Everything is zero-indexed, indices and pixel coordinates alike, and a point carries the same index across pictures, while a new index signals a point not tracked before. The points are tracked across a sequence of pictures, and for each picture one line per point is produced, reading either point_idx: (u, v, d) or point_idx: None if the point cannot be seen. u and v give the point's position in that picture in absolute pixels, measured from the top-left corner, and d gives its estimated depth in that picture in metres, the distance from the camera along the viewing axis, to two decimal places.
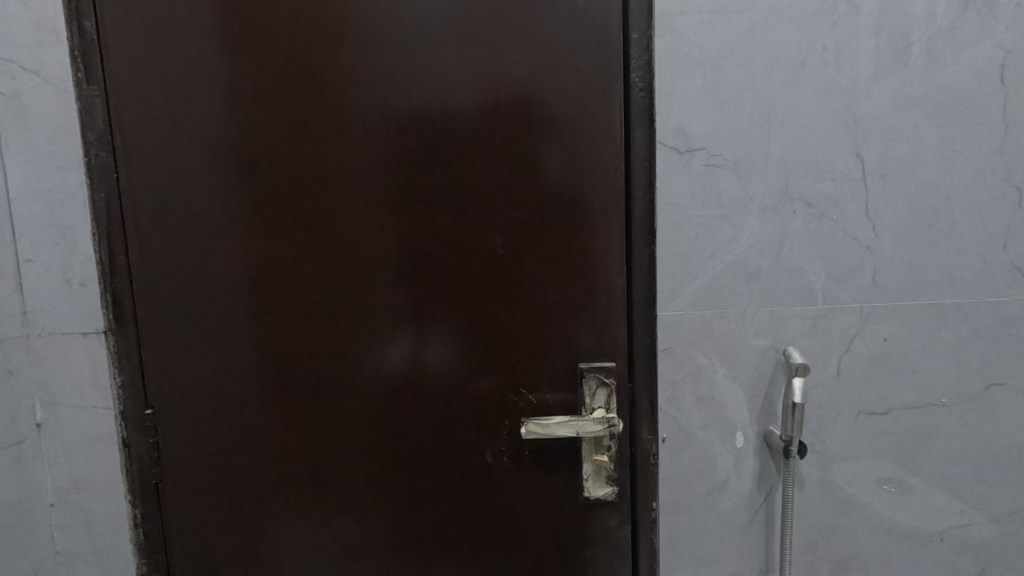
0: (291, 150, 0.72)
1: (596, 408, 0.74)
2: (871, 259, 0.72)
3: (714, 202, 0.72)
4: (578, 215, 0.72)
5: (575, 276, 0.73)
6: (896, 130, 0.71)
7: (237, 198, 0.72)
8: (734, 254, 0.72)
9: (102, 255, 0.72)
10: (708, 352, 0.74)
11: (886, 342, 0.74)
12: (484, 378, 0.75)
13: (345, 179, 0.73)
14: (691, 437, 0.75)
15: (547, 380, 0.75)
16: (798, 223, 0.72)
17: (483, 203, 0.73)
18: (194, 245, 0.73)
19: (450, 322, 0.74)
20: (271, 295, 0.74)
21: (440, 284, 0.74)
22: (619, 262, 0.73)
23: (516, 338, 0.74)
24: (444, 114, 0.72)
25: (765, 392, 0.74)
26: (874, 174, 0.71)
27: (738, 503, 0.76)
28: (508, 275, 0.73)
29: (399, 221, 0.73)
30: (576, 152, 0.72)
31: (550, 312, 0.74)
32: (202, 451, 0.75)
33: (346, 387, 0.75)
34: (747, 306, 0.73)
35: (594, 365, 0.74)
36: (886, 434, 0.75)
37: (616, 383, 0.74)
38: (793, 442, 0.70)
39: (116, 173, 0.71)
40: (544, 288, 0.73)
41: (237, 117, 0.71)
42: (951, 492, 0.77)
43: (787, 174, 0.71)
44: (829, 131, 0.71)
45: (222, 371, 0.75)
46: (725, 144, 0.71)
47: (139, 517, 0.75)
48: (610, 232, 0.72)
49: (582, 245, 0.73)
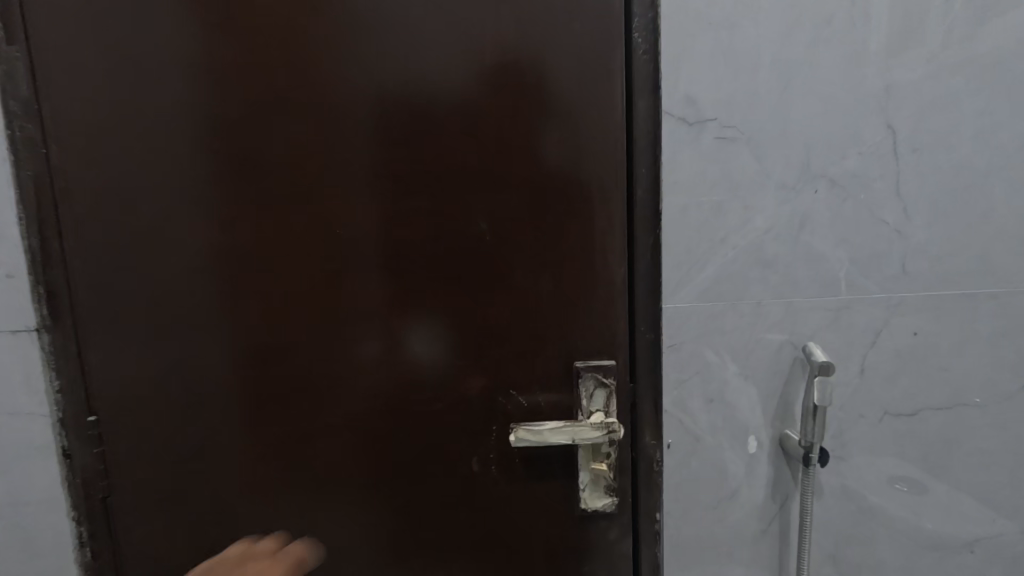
0: (248, 121, 0.63)
1: (595, 411, 0.66)
2: (900, 245, 0.65)
3: (725, 180, 0.64)
4: (575, 196, 0.64)
5: (571, 264, 0.65)
6: (932, 99, 0.63)
7: (187, 178, 0.64)
8: (748, 239, 0.65)
9: (32, 242, 0.64)
10: (718, 349, 0.66)
11: (915, 336, 0.66)
12: (472, 379, 0.67)
13: (313, 156, 0.64)
14: (698, 442, 0.68)
15: (541, 380, 0.67)
16: (821, 205, 0.64)
17: (469, 182, 0.64)
18: (139, 232, 0.64)
19: (433, 316, 0.67)
20: (229, 288, 0.66)
21: (420, 274, 0.66)
22: (621, 249, 0.65)
23: (505, 334, 0.67)
24: (423, 81, 0.63)
25: (781, 392, 0.67)
26: (907, 148, 0.64)
27: (751, 514, 0.69)
28: (497, 264, 0.66)
29: (374, 204, 0.65)
30: (573, 124, 0.63)
31: (544, 306, 0.66)
32: (155, 462, 0.68)
33: (318, 389, 0.68)
34: (763, 298, 0.65)
35: (592, 363, 0.66)
36: (913, 436, 0.69)
37: (615, 384, 0.66)
38: (814, 449, 0.63)
39: (45, 149, 0.63)
40: (538, 278, 0.66)
41: (186, 85, 0.62)
42: (983, 498, 0.70)
43: (809, 148, 0.64)
44: (857, 100, 0.63)
45: (175, 374, 0.67)
46: (740, 115, 0.63)
47: (86, 535, 0.67)
48: (609, 215, 0.65)
49: (579, 230, 0.65)
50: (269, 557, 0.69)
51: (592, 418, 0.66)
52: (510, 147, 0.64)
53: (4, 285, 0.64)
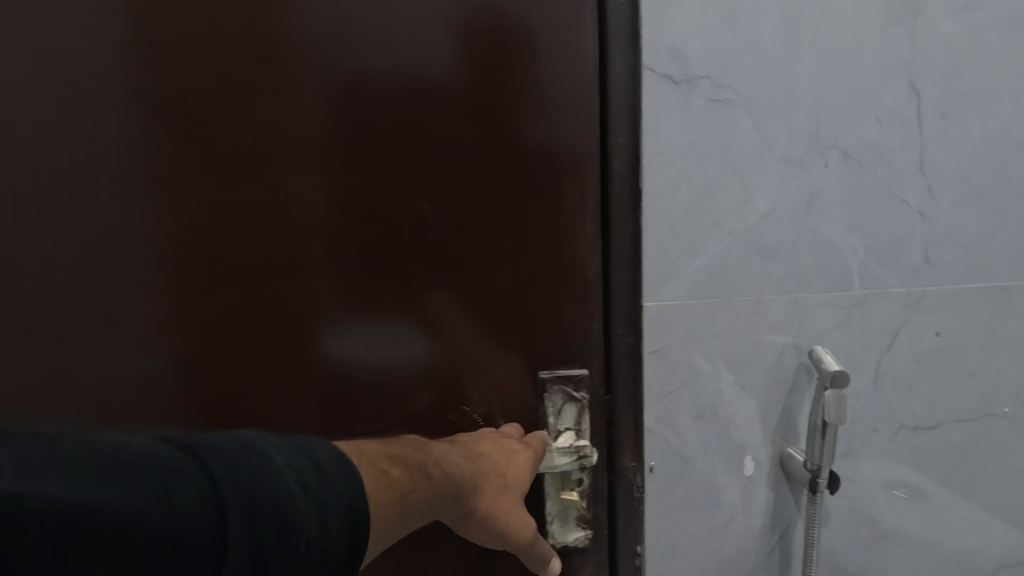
0: (106, 71, 0.47)
1: (564, 431, 0.55)
2: (923, 230, 0.55)
3: (719, 152, 0.53)
4: (542, 172, 0.52)
5: (537, 254, 0.53)
6: (964, 53, 0.53)
7: (27, 147, 0.48)
8: (745, 223, 0.54)
9: None
10: (710, 355, 0.56)
11: (938, 337, 0.57)
12: (418, 398, 0.55)
13: (200, 119, 0.49)
14: (686, 465, 0.57)
15: (501, 397, 0.55)
16: (832, 181, 0.54)
17: (410, 154, 0.50)
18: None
19: (368, 321, 0.53)
20: (91, 293, 0.50)
21: (347, 269, 0.52)
22: (594, 236, 0.53)
23: (459, 343, 0.54)
24: (342, 21, 0.48)
25: (783, 405, 0.57)
26: (934, 114, 0.53)
27: (747, 545, 0.59)
28: (448, 257, 0.52)
29: (287, 182, 0.50)
30: (537, 81, 0.50)
31: (506, 308, 0.54)
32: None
33: (218, 420, 0.53)
34: (764, 294, 0.55)
35: (559, 374, 0.54)
36: (933, 453, 0.59)
37: (588, 397, 0.55)
38: (822, 474, 0.54)
39: None
40: (500, 274, 0.53)
41: (15, 21, 0.46)
42: (1009, 520, 0.61)
43: (819, 114, 0.53)
44: (875, 55, 0.52)
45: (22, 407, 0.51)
46: (737, 72, 0.52)
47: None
48: (581, 193, 0.52)
49: (545, 212, 0.52)
50: (524, 447, 0.52)
51: (560, 441, 0.55)
52: (461, 109, 0.50)
53: None
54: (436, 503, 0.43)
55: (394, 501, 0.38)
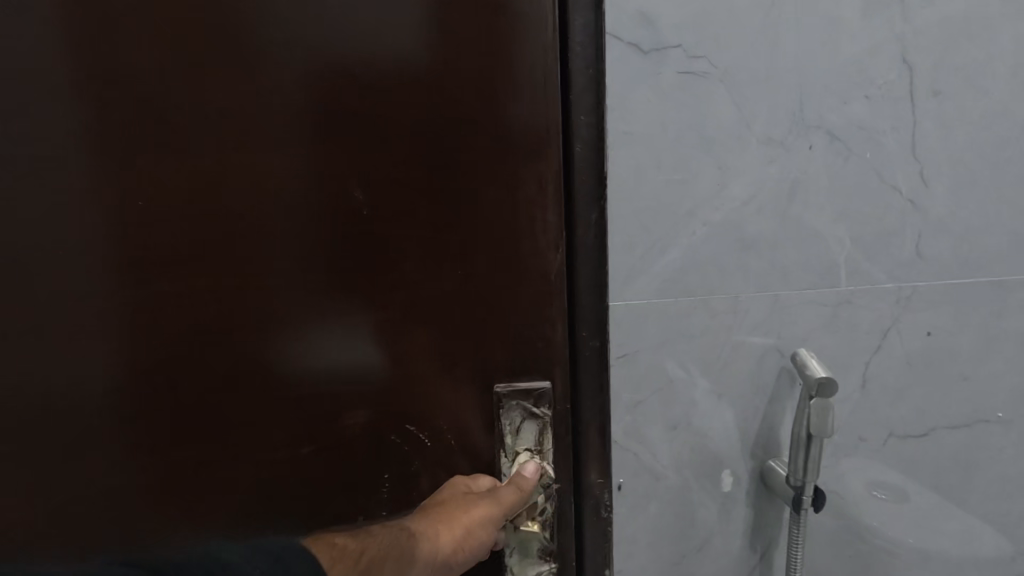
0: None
1: (523, 452, 0.47)
2: (915, 220, 0.50)
3: (693, 131, 0.47)
4: (495, 151, 0.43)
5: (490, 246, 0.45)
6: (961, 23, 0.47)
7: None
8: (722, 212, 0.48)
9: None
10: (683, 359, 0.50)
11: (929, 338, 0.52)
12: (349, 421, 0.46)
13: (61, 79, 0.39)
14: (658, 481, 0.52)
15: (450, 418, 0.47)
16: (816, 165, 0.48)
17: (333, 126, 0.41)
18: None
19: (286, 329, 0.44)
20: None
21: (258, 268, 0.42)
22: (555, 226, 0.45)
23: (398, 354, 0.45)
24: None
25: (763, 413, 0.52)
26: (926, 90, 0.48)
27: (725, 567, 0.54)
28: (382, 252, 0.44)
29: (178, 161, 0.40)
30: (488, 39, 0.42)
31: (454, 313, 0.45)
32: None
33: (102, 449, 0.44)
34: (742, 291, 0.49)
35: (518, 387, 0.47)
36: (924, 462, 0.54)
37: (549, 414, 0.48)
38: (807, 491, 0.48)
39: None
40: (445, 272, 0.45)
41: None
42: (1003, 532, 0.57)
43: (802, 89, 0.47)
44: (864, 23, 0.47)
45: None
46: (714, 39, 0.46)
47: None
48: (539, 176, 0.44)
49: (498, 198, 0.44)
50: (466, 479, 0.47)
51: (518, 464, 0.47)
52: (395, 72, 0.41)
53: None
54: (393, 548, 0.38)
55: (353, 555, 0.36)
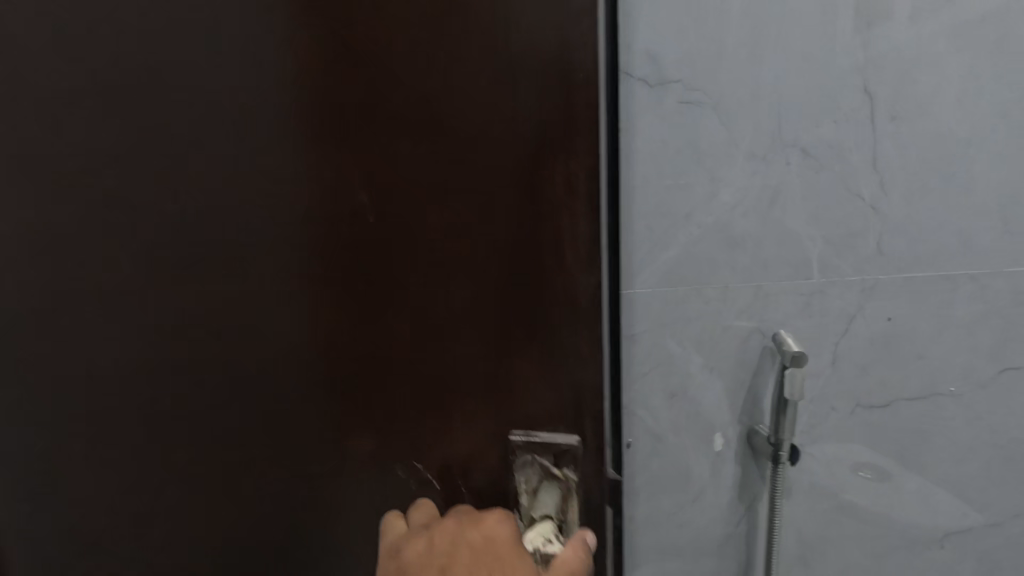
0: (81, 54, 0.47)
1: (541, 517, 0.51)
2: (876, 223, 0.59)
3: (689, 151, 0.57)
4: (525, 169, 0.44)
5: (517, 259, 0.46)
6: (913, 58, 0.57)
7: (13, 134, 0.49)
8: (715, 216, 0.58)
9: None
10: (682, 338, 0.60)
11: (890, 322, 0.61)
12: (393, 426, 0.50)
13: (167, 110, 0.47)
14: (661, 442, 0.62)
15: (478, 423, 0.50)
16: (794, 178, 0.58)
17: (376, 156, 0.45)
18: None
19: (331, 332, 0.49)
20: (73, 286, 0.51)
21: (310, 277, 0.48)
22: (577, 239, 0.46)
23: (436, 366, 0.49)
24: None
25: (748, 384, 0.61)
26: (885, 116, 0.58)
27: (717, 518, 0.64)
28: (422, 266, 0.47)
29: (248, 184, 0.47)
30: (519, 62, 0.43)
31: (487, 327, 0.48)
32: (18, 497, 0.56)
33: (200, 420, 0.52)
34: (731, 281, 0.59)
35: (536, 441, 0.50)
36: (886, 429, 0.64)
37: (569, 479, 0.51)
38: (784, 447, 0.58)
39: None
40: (476, 284, 0.47)
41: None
42: (956, 492, 0.66)
43: (781, 114, 0.57)
44: (833, 58, 0.57)
45: (25, 393, 0.53)
46: (707, 73, 0.55)
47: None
48: (563, 191, 0.45)
49: (524, 214, 0.45)
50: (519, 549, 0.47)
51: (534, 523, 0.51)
52: (432, 99, 0.44)
53: None
54: None
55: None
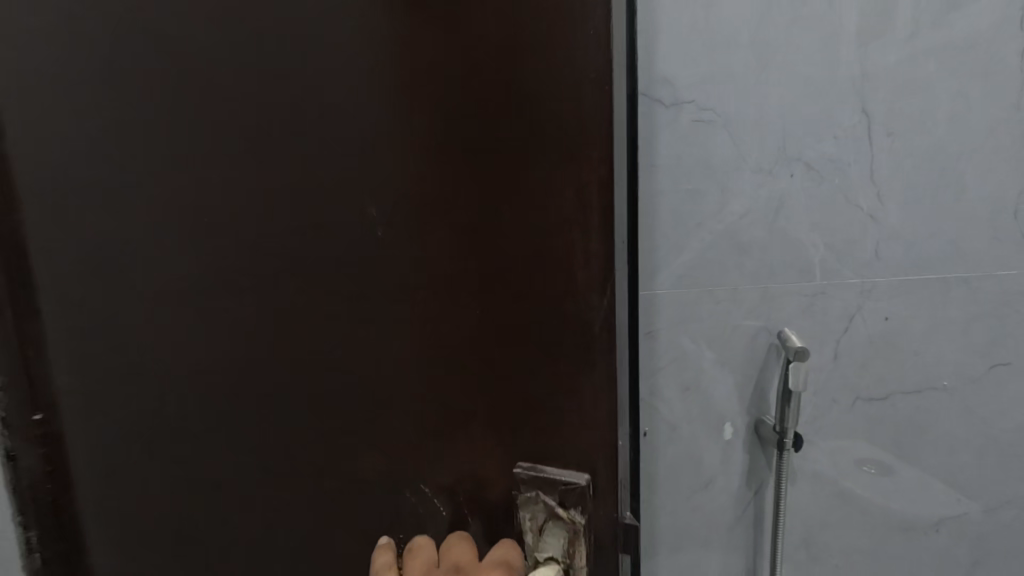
0: (162, 80, 0.52)
1: (547, 560, 0.53)
2: (874, 230, 0.65)
3: (701, 165, 0.62)
4: (540, 194, 0.48)
5: (533, 273, 0.50)
6: (907, 81, 0.63)
7: (94, 149, 0.54)
8: (725, 223, 0.64)
9: None
10: (694, 336, 0.65)
11: (887, 321, 0.67)
12: (419, 437, 0.55)
13: (230, 131, 0.52)
14: (675, 431, 0.67)
15: (494, 424, 0.53)
16: (798, 188, 0.64)
17: (407, 175, 0.50)
18: (48, 217, 0.56)
19: (363, 334, 0.54)
20: (146, 287, 0.56)
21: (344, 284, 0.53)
22: (590, 254, 0.49)
23: (458, 382, 0.53)
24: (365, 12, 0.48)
25: (756, 378, 0.67)
26: (882, 132, 0.63)
27: (726, 502, 0.69)
28: (444, 276, 0.51)
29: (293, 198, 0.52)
30: (535, 104, 0.47)
31: (504, 344, 0.52)
32: (81, 486, 0.60)
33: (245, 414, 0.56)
34: (740, 283, 0.65)
35: (541, 474, 0.53)
36: (884, 421, 0.69)
37: (574, 520, 0.53)
38: (788, 434, 0.64)
39: None
40: (494, 293, 0.51)
41: (88, 35, 0.52)
42: (949, 481, 0.71)
43: (785, 131, 0.62)
44: (833, 80, 0.62)
45: (95, 388, 0.58)
46: (718, 95, 0.61)
47: (40, 560, 0.62)
48: (577, 209, 0.48)
49: (541, 229, 0.49)
50: None
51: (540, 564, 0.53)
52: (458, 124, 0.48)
53: None
54: None
55: None
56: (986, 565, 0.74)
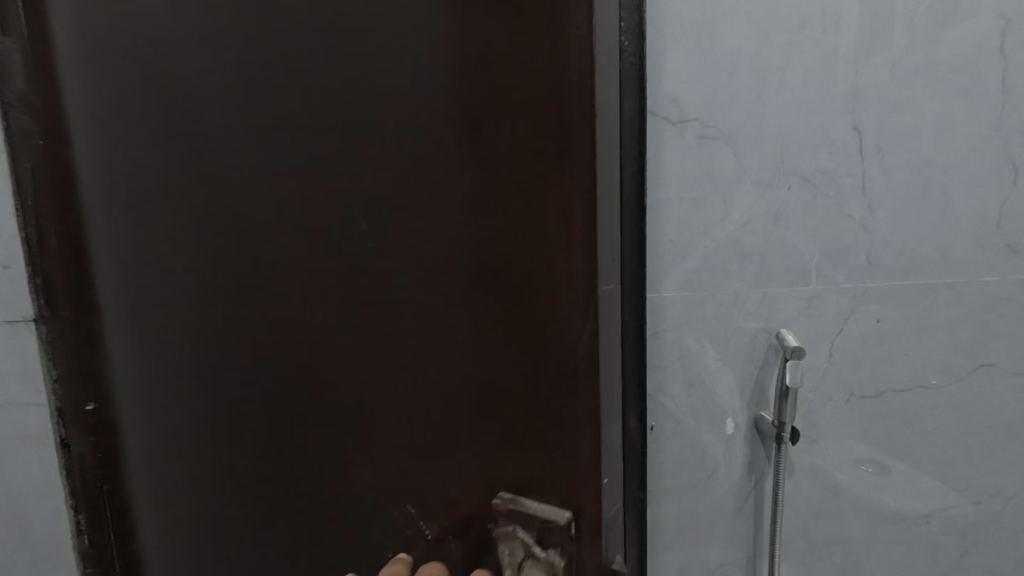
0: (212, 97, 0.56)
1: None
2: (866, 238, 0.70)
3: (706, 177, 0.68)
4: (529, 224, 0.53)
5: (521, 294, 0.55)
6: (895, 102, 0.68)
7: (149, 157, 0.58)
8: (727, 231, 0.68)
9: (28, 232, 0.60)
10: (698, 337, 0.70)
11: (879, 323, 0.71)
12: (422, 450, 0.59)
13: (264, 149, 0.56)
14: (680, 425, 0.72)
15: (486, 433, 0.58)
16: (795, 199, 0.69)
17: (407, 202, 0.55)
18: (104, 219, 0.60)
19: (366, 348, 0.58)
20: (193, 289, 0.60)
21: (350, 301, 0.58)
22: (574, 277, 0.54)
23: (453, 394, 0.57)
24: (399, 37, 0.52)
25: (755, 376, 0.71)
26: (873, 149, 0.68)
27: (728, 492, 0.74)
28: (441, 295, 0.56)
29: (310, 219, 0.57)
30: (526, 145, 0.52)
31: (495, 359, 0.56)
32: (130, 472, 0.65)
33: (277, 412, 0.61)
34: (741, 287, 0.70)
35: (517, 508, 0.57)
36: (876, 417, 0.74)
37: (548, 559, 0.56)
38: (786, 428, 0.68)
39: (41, 141, 0.59)
40: (486, 312, 0.55)
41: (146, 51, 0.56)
42: (938, 475, 0.76)
43: (783, 147, 0.68)
44: (827, 101, 0.67)
45: (145, 382, 0.62)
46: (721, 113, 0.66)
47: (86, 544, 0.66)
48: (562, 237, 0.53)
49: (529, 255, 0.54)
50: None
51: None
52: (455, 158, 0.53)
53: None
54: None
55: None
56: (973, 555, 0.78)
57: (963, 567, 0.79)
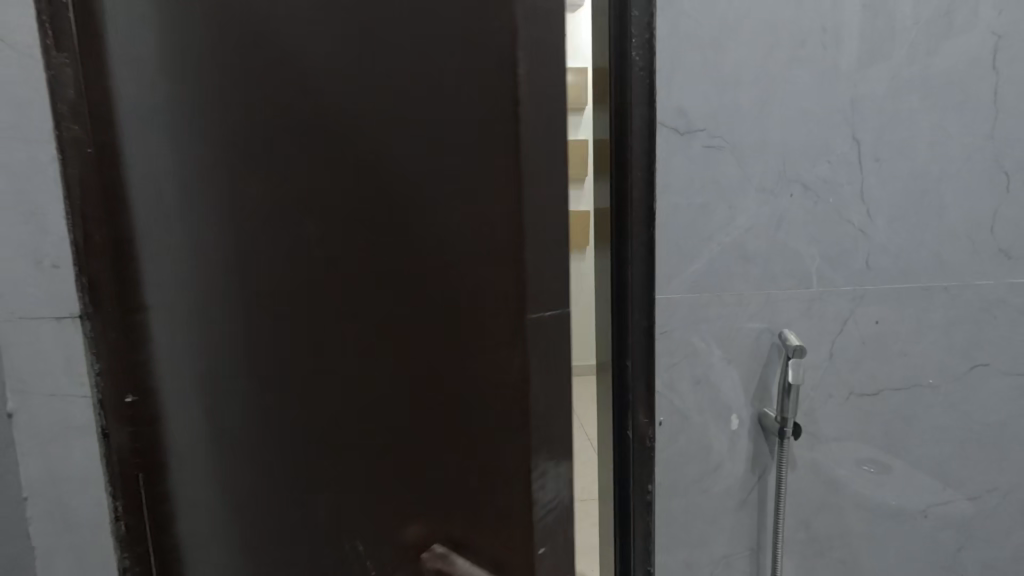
0: (270, 74, 0.51)
1: None
2: (865, 243, 0.73)
3: (711, 185, 0.71)
4: (455, 251, 0.54)
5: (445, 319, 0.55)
6: (891, 115, 0.71)
7: (184, 142, 0.52)
8: (732, 236, 0.72)
9: (74, 215, 0.52)
10: (705, 336, 0.74)
11: (878, 325, 0.75)
12: (364, 484, 0.58)
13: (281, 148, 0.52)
14: (686, 420, 0.75)
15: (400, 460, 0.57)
16: (796, 206, 0.72)
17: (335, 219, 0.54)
18: (147, 204, 0.53)
19: (302, 366, 0.57)
20: (224, 289, 0.55)
21: (290, 317, 0.56)
22: (499, 308, 0.54)
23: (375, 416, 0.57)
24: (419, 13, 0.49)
25: (759, 374, 0.75)
26: (871, 158, 0.72)
27: (733, 486, 0.77)
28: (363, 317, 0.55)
29: (273, 229, 0.54)
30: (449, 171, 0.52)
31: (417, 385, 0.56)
32: (177, 481, 0.59)
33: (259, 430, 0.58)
34: (745, 290, 0.73)
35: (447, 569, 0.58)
36: (875, 415, 0.77)
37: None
38: (788, 424, 0.71)
39: (105, 106, 0.52)
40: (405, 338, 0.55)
41: (187, 22, 0.51)
42: (935, 471, 0.79)
43: (786, 157, 0.71)
44: (828, 113, 0.71)
45: (197, 385, 0.58)
46: (727, 124, 0.70)
47: (123, 531, 0.58)
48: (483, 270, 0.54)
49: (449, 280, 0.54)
50: None
51: None
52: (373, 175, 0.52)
53: (35, 273, 0.52)
54: None
55: None
56: (969, 549, 0.81)
57: (960, 560, 0.82)
